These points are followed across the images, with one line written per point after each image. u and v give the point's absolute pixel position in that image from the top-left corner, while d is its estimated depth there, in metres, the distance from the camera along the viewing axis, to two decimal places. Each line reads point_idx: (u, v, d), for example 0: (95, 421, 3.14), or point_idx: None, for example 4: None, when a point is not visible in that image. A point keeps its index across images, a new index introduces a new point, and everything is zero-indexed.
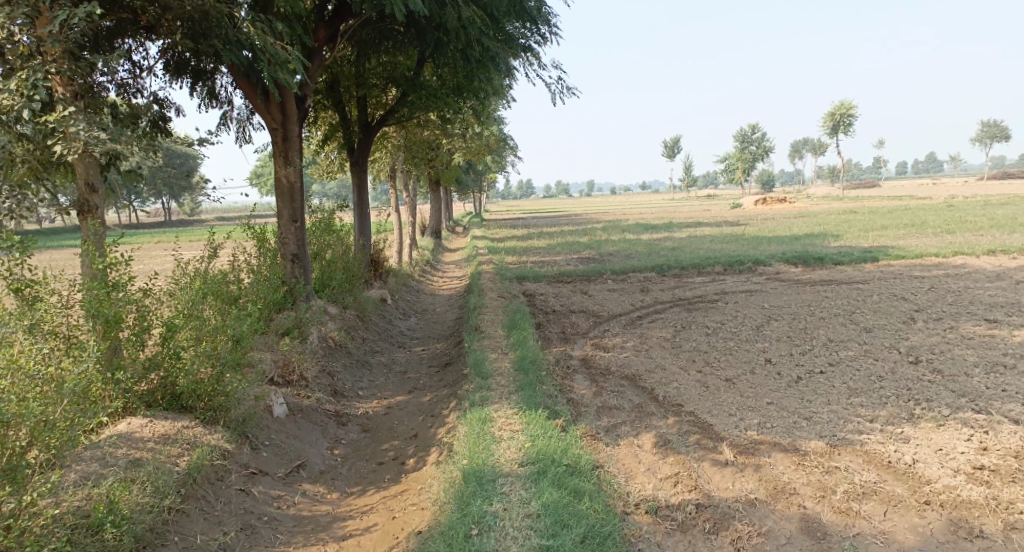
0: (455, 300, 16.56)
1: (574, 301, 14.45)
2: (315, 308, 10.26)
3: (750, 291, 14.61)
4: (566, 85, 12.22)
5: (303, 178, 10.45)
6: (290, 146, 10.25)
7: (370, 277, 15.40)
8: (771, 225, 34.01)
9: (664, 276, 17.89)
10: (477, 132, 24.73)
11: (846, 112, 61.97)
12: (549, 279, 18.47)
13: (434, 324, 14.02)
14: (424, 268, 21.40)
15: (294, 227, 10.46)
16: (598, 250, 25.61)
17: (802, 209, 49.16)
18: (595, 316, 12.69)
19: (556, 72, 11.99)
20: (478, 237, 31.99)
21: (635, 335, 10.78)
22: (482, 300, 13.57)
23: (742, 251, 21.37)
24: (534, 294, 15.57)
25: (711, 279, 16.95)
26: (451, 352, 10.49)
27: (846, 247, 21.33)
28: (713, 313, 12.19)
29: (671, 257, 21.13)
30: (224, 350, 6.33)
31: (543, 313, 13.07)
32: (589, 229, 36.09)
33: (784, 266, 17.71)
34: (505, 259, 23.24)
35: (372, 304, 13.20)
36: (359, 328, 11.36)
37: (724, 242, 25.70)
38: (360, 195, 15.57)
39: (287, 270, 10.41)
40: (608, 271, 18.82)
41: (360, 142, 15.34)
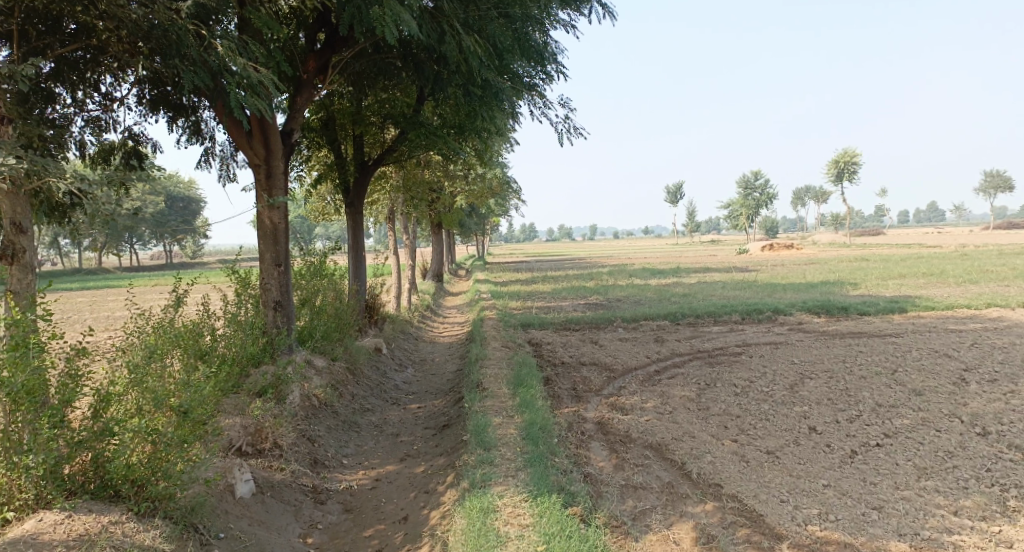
0: (455, 350, 15.48)
1: (585, 352, 13.40)
2: (298, 362, 9.18)
3: (773, 344, 13.54)
4: (573, 126, 11.50)
5: (288, 219, 9.53)
6: (274, 184, 9.27)
7: (364, 324, 14.36)
8: (781, 272, 32.99)
9: (678, 325, 16.83)
10: (479, 173, 23.89)
11: (852, 159, 61.52)
12: (555, 326, 17.43)
13: (432, 376, 12.92)
14: (422, 314, 20.34)
15: (277, 272, 9.44)
16: (605, 296, 24.59)
17: (810, 256, 48.33)
18: (608, 370, 11.62)
19: (563, 113, 11.24)
20: (479, 281, 30.97)
21: (655, 393, 9.68)
22: (484, 351, 12.52)
23: (757, 299, 20.34)
24: (541, 344, 14.52)
25: (729, 329, 15.89)
26: (449, 411, 9.41)
27: (869, 296, 20.32)
28: (739, 368, 11.12)
29: (683, 304, 20.09)
30: (168, 428, 5.25)
31: (552, 365, 12.00)
32: (593, 274, 35.03)
33: (806, 316, 16.65)
34: (508, 304, 22.17)
35: (364, 354, 12.12)
36: (348, 382, 10.28)
37: (737, 289, 24.68)
38: (356, 237, 14.62)
39: (269, 319, 9.39)
40: (618, 318, 17.78)
41: (355, 182, 14.46)
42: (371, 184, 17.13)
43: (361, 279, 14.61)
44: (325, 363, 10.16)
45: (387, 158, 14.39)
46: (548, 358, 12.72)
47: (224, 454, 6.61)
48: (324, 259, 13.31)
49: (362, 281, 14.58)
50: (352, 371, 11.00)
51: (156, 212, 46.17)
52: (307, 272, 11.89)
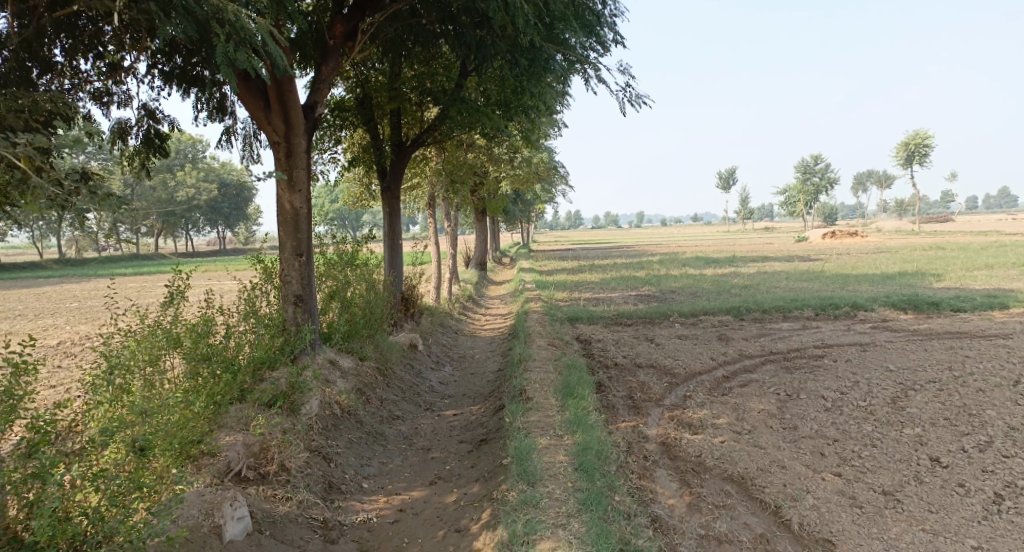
0: (498, 345, 14.28)
1: (643, 350, 12.04)
2: (320, 364, 8.05)
3: (857, 345, 11.94)
4: (636, 93, 9.64)
5: (312, 203, 8.32)
6: (295, 163, 8.10)
7: (399, 317, 13.25)
8: (848, 262, 30.87)
9: (744, 321, 15.30)
10: (527, 155, 22.56)
11: (919, 143, 58.10)
12: (607, 320, 16.07)
13: (472, 376, 11.75)
14: (464, 304, 19.16)
15: (299, 262, 8.25)
16: (659, 287, 23.07)
17: (876, 245, 45.71)
18: (670, 374, 10.27)
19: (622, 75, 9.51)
20: (525, 269, 29.69)
21: (729, 405, 8.30)
22: (529, 349, 11.30)
23: (829, 292, 18.61)
24: (593, 341, 13.23)
25: (802, 326, 14.31)
26: (490, 422, 8.21)
27: (955, 289, 18.40)
28: (824, 375, 9.63)
29: (746, 297, 18.50)
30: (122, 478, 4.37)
31: (606, 368, 10.70)
32: (645, 263, 33.45)
33: (889, 313, 14.92)
34: (555, 295, 20.84)
35: (397, 352, 11.00)
36: (376, 384, 9.16)
37: (803, 281, 22.86)
38: (392, 224, 13.48)
39: (287, 314, 8.25)
40: (676, 312, 16.31)
41: (392, 164, 13.31)
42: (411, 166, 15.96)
43: (398, 269, 13.50)
44: (350, 363, 9.03)
45: (427, 139, 13.21)
46: (601, 359, 11.42)
47: (222, 479, 5.47)
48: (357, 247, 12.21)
49: (399, 272, 13.47)
50: (383, 373, 9.88)
51: (205, 198, 46.22)
52: (337, 261, 10.80)
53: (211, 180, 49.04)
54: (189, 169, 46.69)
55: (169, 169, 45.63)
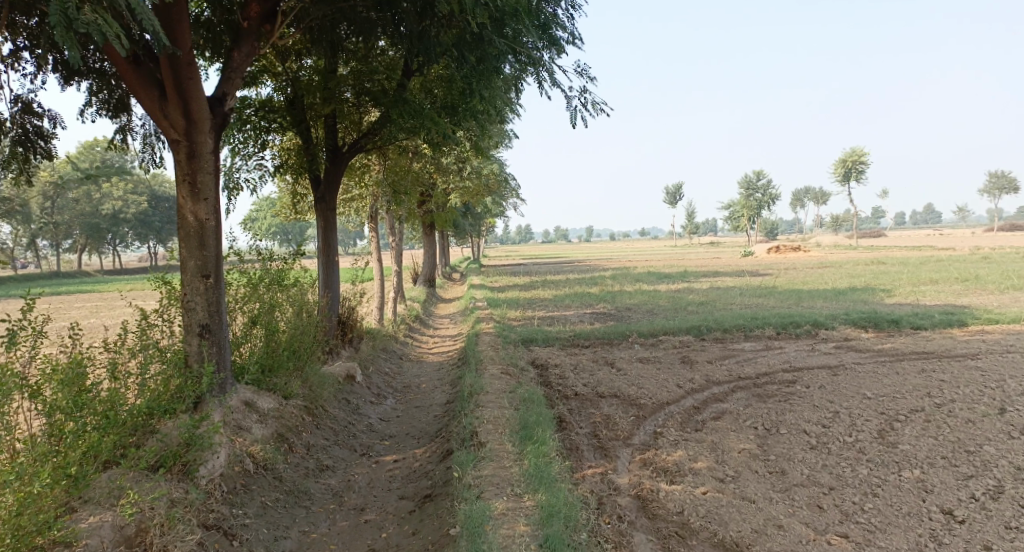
0: (445, 372, 13.22)
1: (603, 377, 11.14)
2: (228, 408, 6.97)
3: (828, 368, 11.26)
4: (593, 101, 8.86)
5: (221, 214, 7.23)
6: (199, 166, 7.03)
7: (336, 343, 12.09)
8: (798, 276, 30.75)
9: (704, 342, 14.57)
10: (474, 168, 21.59)
11: (858, 158, 59.20)
12: (562, 342, 15.15)
13: (417, 410, 10.65)
14: (409, 325, 17.99)
15: (205, 283, 7.13)
16: (613, 304, 22.32)
17: (821, 259, 46.09)
18: (633, 407, 9.37)
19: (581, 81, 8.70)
20: (474, 286, 28.66)
21: (704, 443, 7.43)
22: (479, 379, 10.28)
23: (788, 309, 18.08)
24: (547, 367, 12.27)
25: (765, 347, 13.64)
26: (435, 472, 7.16)
27: (913, 305, 18.07)
28: (801, 404, 8.87)
29: (705, 315, 17.84)
30: None
31: (564, 400, 9.75)
32: (597, 279, 32.77)
33: (853, 332, 14.39)
34: (506, 314, 19.86)
35: (333, 385, 9.86)
36: (304, 428, 8.01)
37: (758, 297, 22.39)
38: (327, 239, 12.30)
39: (190, 349, 7.10)
40: (633, 333, 15.50)
41: (326, 174, 12.17)
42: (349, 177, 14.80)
43: (333, 289, 12.32)
44: (274, 404, 7.84)
45: (365, 146, 12.14)
46: (558, 389, 10.47)
47: None
48: (288, 264, 11.01)
49: (335, 292, 12.30)
50: (313, 412, 8.71)
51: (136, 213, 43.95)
52: (262, 282, 9.58)
53: (143, 194, 46.68)
54: (118, 183, 44.40)
55: (97, 183, 43.26)
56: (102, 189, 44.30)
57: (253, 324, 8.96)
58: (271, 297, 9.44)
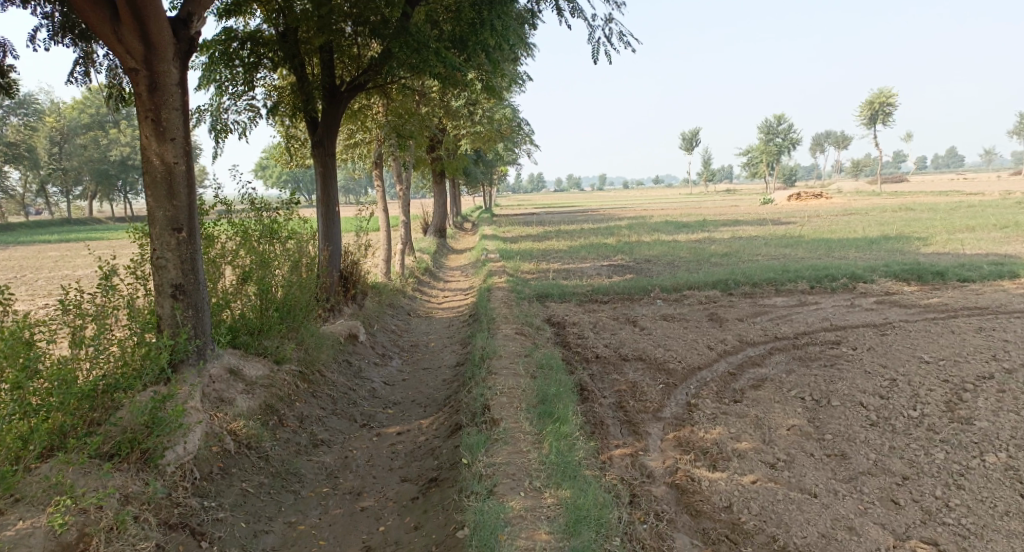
0: (455, 330, 12.38)
1: (625, 338, 10.25)
2: (204, 376, 6.15)
3: (873, 328, 10.29)
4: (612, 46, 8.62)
5: (191, 156, 6.28)
6: (163, 100, 6.07)
7: (338, 301, 11.22)
8: (824, 225, 29.52)
9: (732, 296, 13.60)
10: (486, 112, 20.44)
11: (884, 101, 56.94)
12: (580, 298, 14.23)
13: (424, 373, 9.82)
14: (417, 279, 17.10)
15: (176, 237, 6.21)
16: (632, 255, 21.31)
17: (844, 206, 44.60)
18: (662, 372, 8.48)
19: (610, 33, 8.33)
20: (487, 236, 27.68)
21: (747, 418, 6.54)
22: (491, 341, 9.42)
23: (819, 261, 17.02)
24: (564, 326, 11.38)
25: (800, 302, 12.67)
26: (442, 450, 6.32)
27: (954, 255, 16.98)
28: (851, 371, 7.95)
29: (731, 268, 16.83)
30: None
31: (583, 367, 8.89)
32: (613, 228, 31.72)
33: (893, 285, 13.39)
34: (520, 266, 18.94)
35: (331, 348, 9.03)
36: (296, 397, 7.18)
37: (785, 247, 21.28)
38: (326, 187, 11.34)
39: (162, 311, 6.22)
40: (656, 287, 14.55)
41: (324, 114, 11.14)
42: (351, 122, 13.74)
43: (334, 242, 11.42)
44: (261, 369, 6.97)
45: (367, 86, 11.13)
46: (577, 352, 9.61)
47: None
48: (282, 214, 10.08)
49: (335, 245, 11.40)
50: (307, 379, 7.87)
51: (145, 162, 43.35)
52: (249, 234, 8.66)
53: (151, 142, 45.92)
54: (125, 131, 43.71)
55: (105, 131, 42.59)
56: (109, 137, 43.61)
57: (242, 282, 8.08)
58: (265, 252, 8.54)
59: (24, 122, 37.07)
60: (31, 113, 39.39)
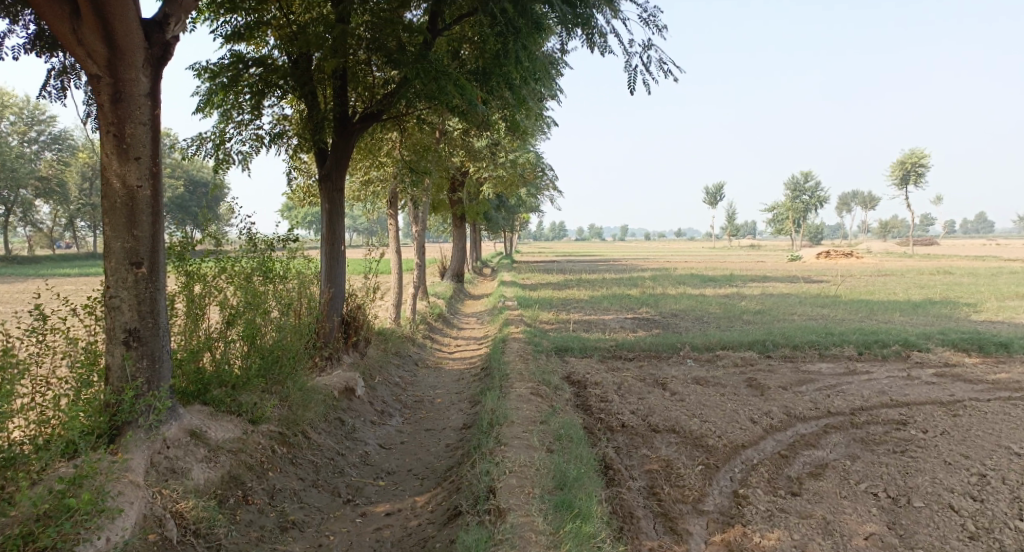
0: (465, 385, 11.27)
1: (655, 404, 9.08)
2: (150, 443, 5.14)
3: (940, 407, 9.01)
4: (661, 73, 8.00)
5: (159, 180, 5.32)
6: (128, 113, 5.16)
7: (337, 349, 10.18)
8: (860, 285, 28.15)
9: (771, 360, 12.38)
10: (509, 155, 19.61)
11: (918, 162, 55.75)
12: (603, 354, 13.08)
13: (426, 435, 8.70)
14: (428, 325, 16.04)
15: (135, 273, 5.23)
16: (658, 309, 20.16)
17: (876, 266, 43.18)
18: (699, 449, 7.30)
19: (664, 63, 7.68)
20: (505, 282, 26.67)
21: (811, 520, 5.37)
22: (503, 403, 8.30)
23: (863, 324, 15.73)
24: (586, 387, 10.23)
25: (847, 371, 11.44)
26: (436, 546, 5.24)
27: (1010, 324, 15.66)
28: (927, 462, 6.73)
29: (766, 328, 15.60)
30: None
31: (608, 439, 7.73)
32: (636, 279, 30.62)
33: (951, 356, 12.13)
34: (539, 316, 17.85)
35: (321, 405, 7.96)
36: (270, 465, 6.13)
37: (821, 307, 19.98)
38: (332, 225, 10.37)
39: (112, 360, 5.23)
40: (686, 346, 13.37)
41: (335, 145, 10.19)
42: (365, 158, 12.88)
43: (338, 285, 10.42)
44: (231, 430, 5.96)
45: (381, 118, 10.16)
46: (601, 419, 8.45)
47: None
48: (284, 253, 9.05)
49: (339, 288, 10.40)
50: (286, 442, 6.79)
51: (169, 196, 43.53)
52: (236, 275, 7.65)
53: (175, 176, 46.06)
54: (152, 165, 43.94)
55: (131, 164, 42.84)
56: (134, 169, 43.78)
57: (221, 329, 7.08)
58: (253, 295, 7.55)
59: (53, 155, 37.44)
60: (63, 145, 40.17)
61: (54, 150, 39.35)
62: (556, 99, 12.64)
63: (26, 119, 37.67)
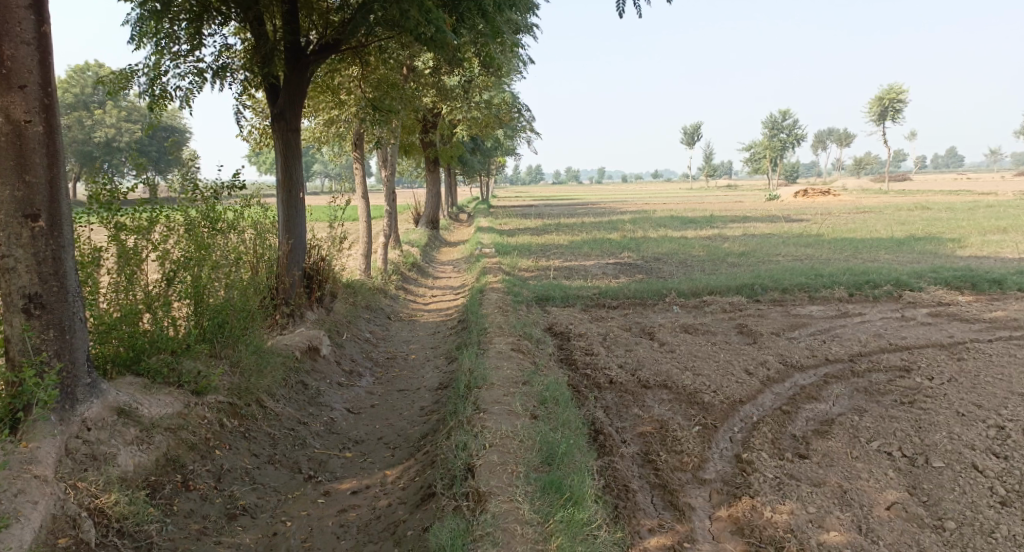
0: (440, 339, 10.64)
1: (644, 357, 8.49)
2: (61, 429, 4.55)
3: (942, 350, 8.54)
4: None
5: (51, 112, 4.64)
6: (5, 29, 4.42)
7: (300, 306, 9.46)
8: (841, 223, 27.74)
9: (760, 305, 11.86)
10: (483, 96, 18.61)
11: (896, 97, 55.13)
12: (585, 302, 12.49)
13: (399, 396, 8.08)
14: (401, 275, 15.30)
15: (29, 223, 4.57)
16: (639, 252, 19.57)
17: (855, 204, 42.94)
18: (695, 406, 6.74)
19: None
20: (482, 228, 25.88)
21: (826, 489, 4.83)
22: (481, 362, 7.67)
23: (851, 263, 15.24)
24: (569, 341, 9.61)
25: (840, 313, 10.96)
26: (409, 536, 4.70)
27: (999, 260, 15.28)
28: (941, 412, 6.22)
29: (753, 271, 15.05)
30: None
31: (595, 398, 7.14)
32: (616, 223, 29.95)
33: (944, 295, 11.69)
34: (517, 263, 17.15)
35: (280, 371, 7.30)
36: (217, 442, 5.57)
37: (806, 247, 19.48)
38: (288, 169, 9.50)
39: (11, 332, 4.59)
40: (671, 292, 12.81)
41: (286, 79, 9.28)
42: (323, 98, 11.93)
43: (297, 236, 9.62)
44: (168, 405, 5.40)
45: (339, 48, 9.27)
46: (587, 377, 7.85)
47: None
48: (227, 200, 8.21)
49: (299, 239, 9.61)
50: (238, 413, 6.11)
51: (131, 143, 41.60)
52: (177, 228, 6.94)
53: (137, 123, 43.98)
54: (111, 113, 41.86)
55: (89, 112, 40.72)
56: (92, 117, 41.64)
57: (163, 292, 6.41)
58: (199, 251, 6.86)
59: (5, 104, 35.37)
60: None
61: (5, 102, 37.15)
62: (530, 34, 11.73)
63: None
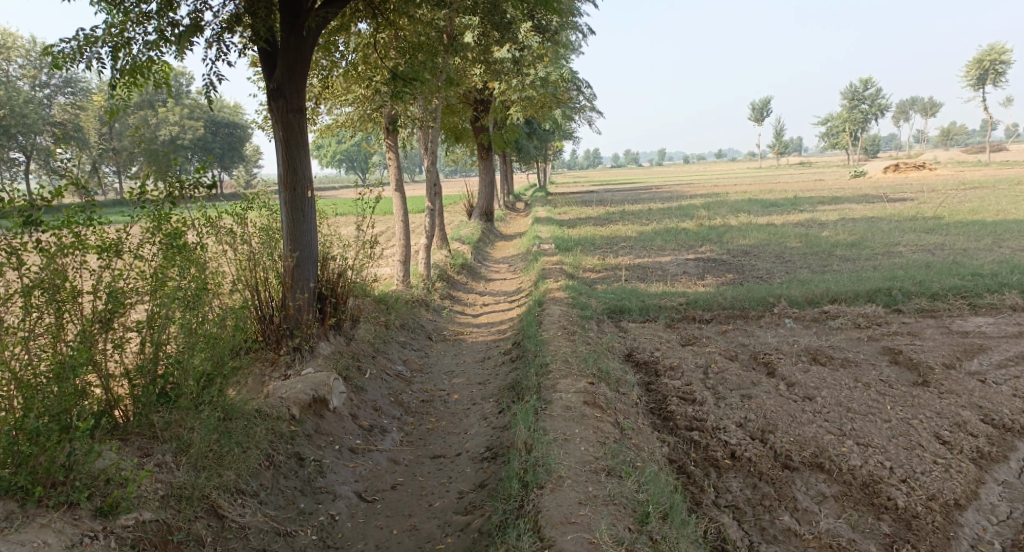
0: (490, 371, 8.38)
1: (772, 409, 6.00)
2: None
3: None
4: None
5: None
6: None
7: (311, 337, 7.26)
8: (955, 202, 24.27)
9: (903, 320, 9.20)
10: (541, 71, 16.22)
11: (997, 58, 49.91)
12: (670, 315, 10.04)
13: (430, 468, 5.82)
14: (447, 280, 13.14)
15: None
16: (723, 244, 16.96)
17: (954, 179, 38.85)
18: (883, 514, 4.50)
19: None
20: (542, 218, 23.52)
21: None
22: (544, 429, 5.34)
23: (1002, 257, 12.31)
24: (658, 382, 7.14)
25: (1022, 333, 8.24)
26: None
27: None
28: None
29: (874, 268, 12.29)
30: None
31: (717, 490, 4.79)
32: (690, 209, 27.21)
33: None
34: (582, 261, 14.75)
35: (256, 449, 5.12)
36: None
37: (927, 234, 16.45)
38: (290, 162, 7.28)
39: None
40: (780, 300, 10.24)
41: (283, 42, 7.10)
42: (345, 79, 9.78)
43: (304, 247, 7.34)
44: (38, 548, 3.73)
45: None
46: (696, 447, 5.44)
47: None
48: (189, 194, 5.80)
49: (307, 251, 7.35)
50: (171, 541, 4.25)
51: (193, 139, 40.55)
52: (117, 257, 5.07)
53: (197, 118, 42.97)
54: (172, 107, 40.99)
55: (150, 108, 39.86)
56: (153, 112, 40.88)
57: (82, 343, 4.45)
58: (152, 284, 4.95)
59: (69, 99, 33.53)
60: (76, 90, 35.58)
61: (66, 94, 34.52)
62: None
63: (36, 62, 32.32)
